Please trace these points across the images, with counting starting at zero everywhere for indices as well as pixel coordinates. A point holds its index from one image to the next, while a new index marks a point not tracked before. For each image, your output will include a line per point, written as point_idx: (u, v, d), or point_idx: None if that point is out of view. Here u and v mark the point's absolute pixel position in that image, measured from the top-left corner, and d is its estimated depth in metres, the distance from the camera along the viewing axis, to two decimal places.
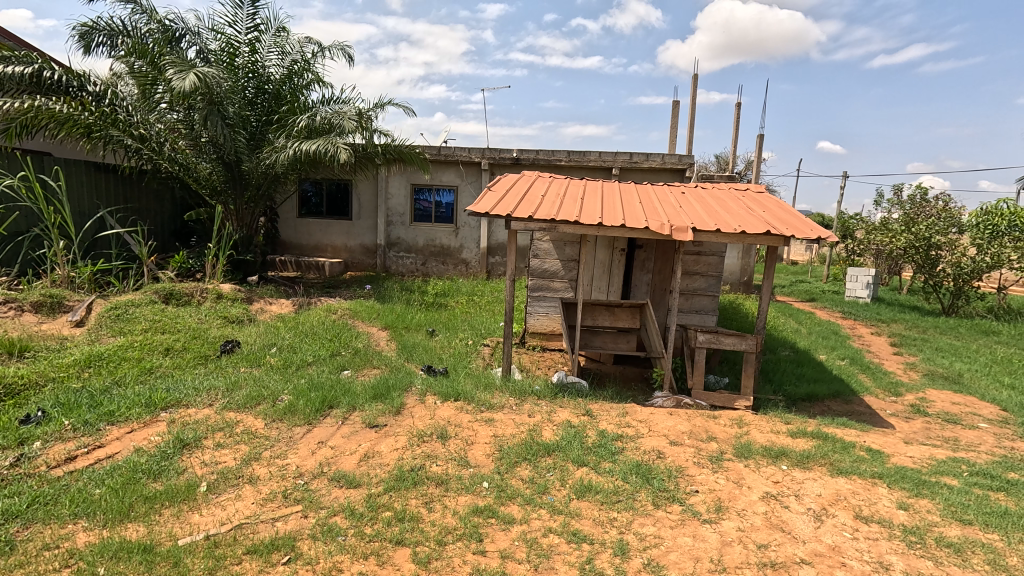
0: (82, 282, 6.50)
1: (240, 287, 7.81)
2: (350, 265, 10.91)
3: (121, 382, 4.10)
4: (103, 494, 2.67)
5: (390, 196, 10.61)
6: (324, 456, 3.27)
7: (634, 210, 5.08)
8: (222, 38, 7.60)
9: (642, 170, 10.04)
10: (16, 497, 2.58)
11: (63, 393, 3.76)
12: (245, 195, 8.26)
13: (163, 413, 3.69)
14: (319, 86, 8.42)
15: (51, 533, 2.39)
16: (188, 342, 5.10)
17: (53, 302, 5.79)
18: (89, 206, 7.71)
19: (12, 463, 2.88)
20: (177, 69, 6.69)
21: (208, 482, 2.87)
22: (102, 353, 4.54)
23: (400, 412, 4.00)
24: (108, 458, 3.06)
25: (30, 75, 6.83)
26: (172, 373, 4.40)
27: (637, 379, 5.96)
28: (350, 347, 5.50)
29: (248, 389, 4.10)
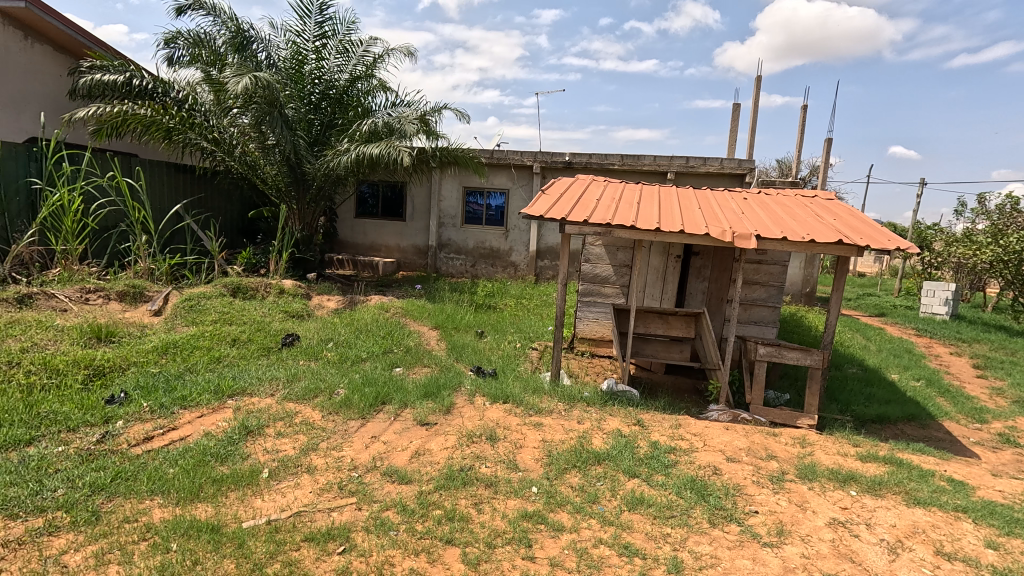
0: (160, 274, 7.00)
1: (301, 283, 8.20)
2: (402, 265, 11.18)
3: (192, 368, 4.37)
4: (175, 474, 2.82)
5: (443, 199, 10.82)
6: (378, 451, 3.35)
7: (692, 216, 4.93)
8: (293, 47, 7.93)
9: (699, 174, 9.77)
10: (102, 471, 2.76)
11: (142, 377, 4.04)
12: (308, 196, 8.66)
13: (230, 400, 3.90)
14: (382, 91, 8.72)
15: (130, 507, 2.54)
16: (253, 334, 5.38)
17: (135, 292, 6.25)
18: (168, 204, 8.32)
19: (100, 438, 3.12)
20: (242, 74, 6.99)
21: (270, 469, 2.99)
22: (177, 341, 4.85)
23: (450, 412, 4.03)
24: (181, 440, 3.26)
25: (122, 84, 7.44)
26: (237, 363, 4.64)
27: (690, 391, 5.76)
28: (402, 344, 5.63)
29: (306, 381, 4.27)
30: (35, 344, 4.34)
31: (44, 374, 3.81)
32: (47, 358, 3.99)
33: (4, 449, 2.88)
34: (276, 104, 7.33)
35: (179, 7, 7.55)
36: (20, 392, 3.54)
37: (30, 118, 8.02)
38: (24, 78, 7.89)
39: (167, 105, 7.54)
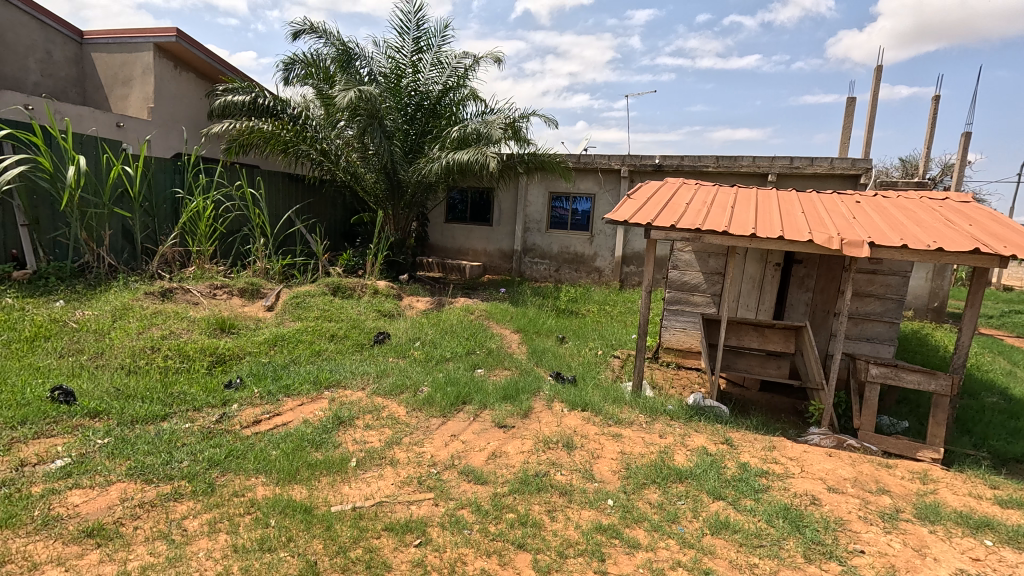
0: (274, 273, 7.75)
1: (393, 284, 8.68)
2: (488, 268, 11.44)
3: (296, 360, 4.79)
4: (277, 456, 3.07)
5: (529, 204, 10.94)
6: (456, 449, 3.45)
7: (794, 221, 4.55)
8: (393, 61, 8.45)
9: (804, 176, 9.00)
10: (219, 447, 3.07)
11: (255, 365, 4.50)
12: (402, 202, 9.17)
13: (326, 391, 4.22)
14: (472, 100, 9.03)
15: (239, 482, 2.78)
16: (349, 330, 5.78)
17: (252, 289, 6.98)
18: (282, 210, 9.21)
19: (218, 418, 3.52)
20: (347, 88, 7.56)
21: (358, 458, 3.18)
22: (285, 334, 5.35)
23: (528, 416, 4.05)
24: (284, 425, 3.57)
25: (249, 103, 8.38)
26: (334, 357, 5.01)
27: (788, 410, 5.31)
28: (484, 347, 5.76)
29: (393, 378, 4.50)
30: (172, 332, 5.00)
31: (178, 359, 4.37)
32: (181, 345, 4.57)
33: (144, 421, 3.33)
34: (375, 115, 7.84)
35: (297, 31, 8.35)
36: (159, 373, 4.09)
37: (176, 135, 9.27)
38: (173, 101, 9.15)
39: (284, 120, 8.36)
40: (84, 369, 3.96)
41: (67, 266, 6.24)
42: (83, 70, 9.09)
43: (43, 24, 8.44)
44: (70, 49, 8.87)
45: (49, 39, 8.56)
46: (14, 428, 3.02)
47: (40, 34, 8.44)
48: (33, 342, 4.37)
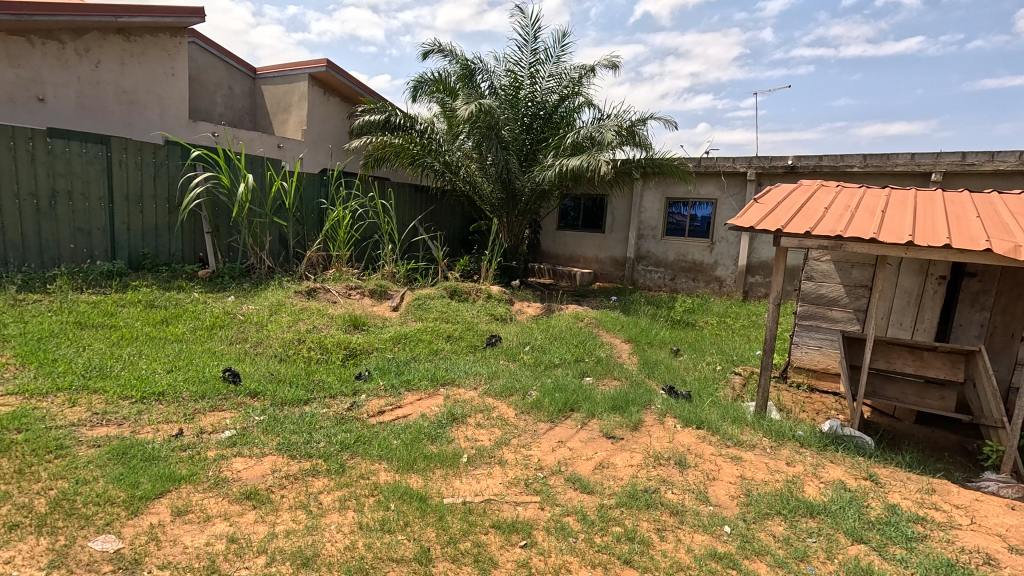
0: (399, 276, 8.41)
1: (506, 289, 8.95)
2: (599, 276, 11.30)
3: (416, 357, 5.15)
4: (397, 445, 3.30)
5: (644, 210, 10.62)
6: (563, 455, 3.45)
7: (965, 226, 3.88)
8: (511, 73, 8.76)
9: (982, 174, 7.62)
10: (350, 432, 3.39)
11: (381, 360, 4.93)
12: (516, 209, 9.45)
13: (442, 388, 4.47)
14: (587, 107, 9.03)
15: (365, 466, 3.03)
16: (464, 332, 6.08)
17: (381, 290, 7.64)
18: (408, 218, 9.97)
19: (350, 406, 3.90)
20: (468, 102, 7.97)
21: (468, 455, 3.32)
22: (407, 333, 5.78)
23: (637, 429, 3.92)
24: (405, 417, 3.86)
25: (383, 121, 9.24)
26: (450, 357, 5.29)
27: (953, 449, 4.51)
28: (594, 355, 5.70)
29: (503, 380, 4.63)
30: (314, 326, 5.66)
31: (319, 351, 4.93)
32: (321, 338, 5.15)
33: (291, 403, 3.81)
34: (493, 126, 8.17)
35: (426, 52, 9.01)
36: (303, 362, 4.66)
37: (323, 153, 10.51)
38: (322, 123, 10.38)
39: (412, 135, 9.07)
40: (247, 355, 4.64)
41: (238, 267, 7.37)
42: (254, 100, 10.68)
43: (227, 65, 10.10)
44: (246, 84, 10.50)
45: (231, 77, 10.22)
46: (197, 400, 3.64)
47: (225, 73, 10.11)
48: (211, 330, 5.22)
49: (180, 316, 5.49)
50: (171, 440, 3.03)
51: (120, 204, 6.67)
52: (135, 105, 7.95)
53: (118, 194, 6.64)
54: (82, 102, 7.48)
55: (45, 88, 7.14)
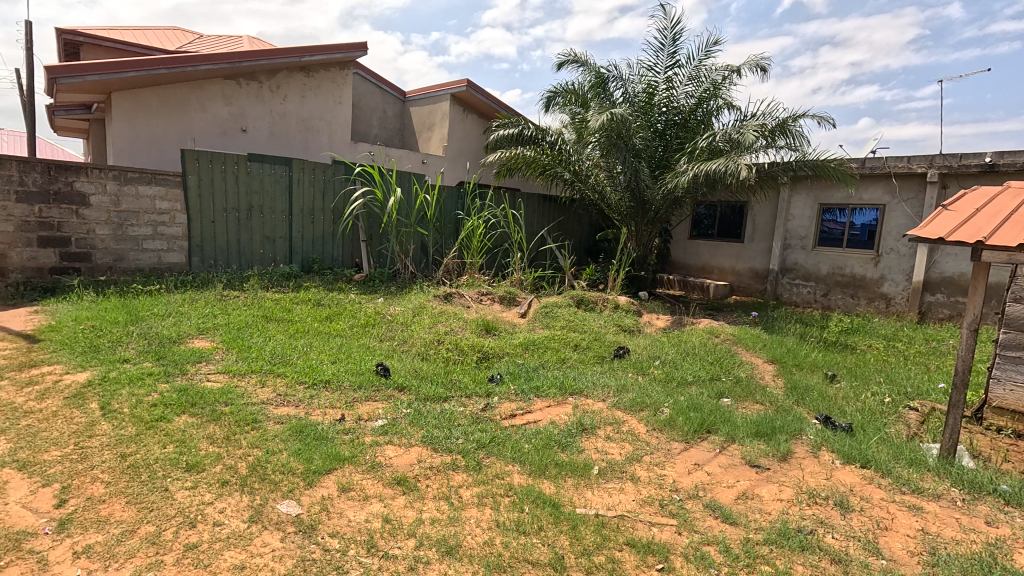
0: (527, 284, 8.62)
1: (634, 300, 8.69)
2: (736, 289, 10.48)
3: (545, 365, 5.23)
4: (529, 450, 3.37)
5: (791, 218, 9.64)
6: (701, 480, 3.24)
7: None
8: (646, 79, 8.55)
9: None
10: (484, 432, 3.55)
11: (511, 365, 5.09)
12: (646, 217, 9.20)
13: (570, 397, 4.48)
14: (728, 108, 8.47)
15: (499, 467, 3.15)
16: (591, 342, 6.04)
17: (510, 297, 7.91)
18: (536, 227, 10.22)
19: (484, 407, 4.09)
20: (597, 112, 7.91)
21: (599, 467, 3.28)
22: (536, 340, 5.90)
23: (787, 460, 3.55)
24: (535, 422, 3.94)
25: (516, 134, 9.62)
26: (578, 366, 5.29)
27: None
28: (732, 374, 5.28)
29: (634, 394, 4.50)
30: (451, 329, 6.05)
31: (456, 352, 5.25)
32: (457, 341, 5.48)
33: (432, 400, 4.10)
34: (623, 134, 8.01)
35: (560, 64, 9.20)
36: (442, 362, 5.00)
37: (461, 167, 11.22)
38: (461, 139, 11.11)
39: (543, 147, 9.29)
40: (395, 353, 5.11)
41: (385, 272, 8.16)
42: (403, 121, 11.77)
43: (382, 91, 11.28)
44: (397, 107, 11.63)
45: (385, 101, 11.39)
46: (355, 390, 4.10)
47: (380, 99, 11.31)
48: (365, 328, 5.84)
49: (340, 314, 6.23)
50: (336, 424, 3.45)
51: (297, 216, 7.80)
52: (311, 131, 9.25)
53: (296, 208, 7.77)
54: (272, 131, 8.90)
55: (247, 121, 8.63)
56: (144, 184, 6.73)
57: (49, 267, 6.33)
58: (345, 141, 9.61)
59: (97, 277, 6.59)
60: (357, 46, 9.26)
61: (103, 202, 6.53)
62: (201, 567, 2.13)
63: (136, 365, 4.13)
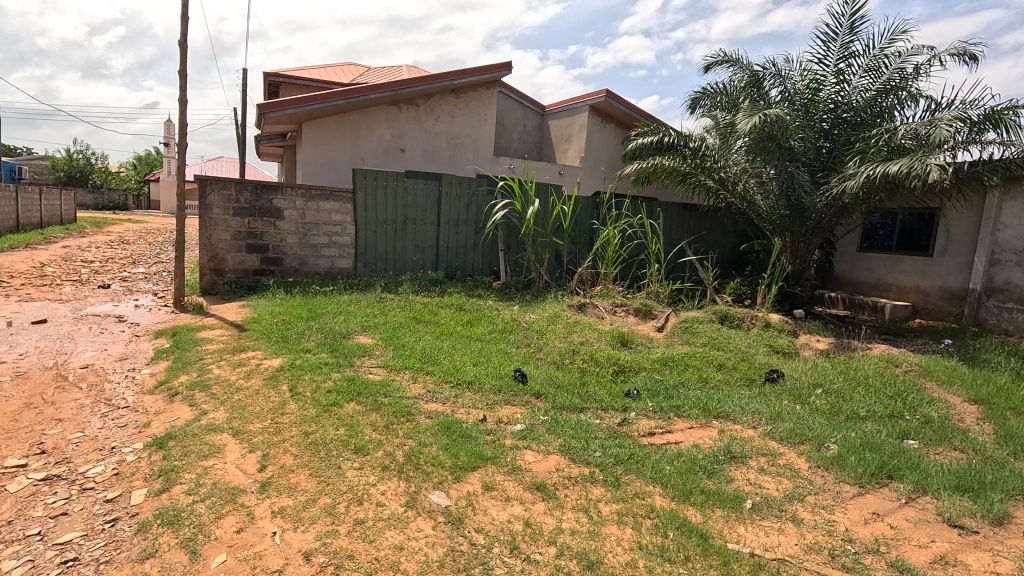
0: (664, 296, 8.24)
1: (787, 318, 7.82)
2: (921, 310, 8.87)
3: (686, 383, 4.93)
4: (671, 472, 3.19)
5: (1003, 227, 7.86)
6: (882, 533, 2.77)
7: None
8: (810, 75, 7.70)
9: None
10: (623, 448, 3.44)
11: (649, 381, 4.88)
12: (804, 227, 8.26)
13: (715, 420, 4.15)
14: (916, 102, 7.26)
15: (639, 486, 3.03)
16: (738, 363, 5.55)
17: (646, 310, 7.63)
18: (675, 238, 9.76)
19: (621, 422, 3.97)
20: (747, 113, 7.29)
21: (753, 501, 2.97)
22: (675, 356, 5.60)
23: (1003, 525, 2.87)
24: (676, 443, 3.72)
25: (657, 142, 9.31)
26: (723, 387, 4.90)
27: None
28: (919, 412, 4.46)
29: (791, 424, 4.01)
30: (586, 339, 6.01)
31: (591, 363, 5.19)
32: (592, 352, 5.42)
33: (569, 410, 4.10)
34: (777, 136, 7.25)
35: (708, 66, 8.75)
36: (577, 373, 4.98)
37: (597, 177, 11.17)
38: (598, 149, 11.07)
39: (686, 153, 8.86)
40: (531, 359, 5.23)
41: (521, 280, 8.42)
42: (542, 134, 12.08)
43: (523, 106, 11.72)
44: (536, 121, 11.98)
45: (525, 116, 11.82)
46: (495, 393, 4.26)
47: (521, 114, 11.75)
48: (503, 334, 6.07)
49: (480, 320, 6.55)
50: (479, 424, 3.62)
51: (444, 227, 8.41)
52: (458, 147, 9.95)
53: (443, 219, 8.39)
54: (426, 149, 9.75)
55: (405, 141, 9.57)
56: (323, 200, 7.81)
57: (253, 269, 7.65)
58: (488, 155, 10.17)
59: (286, 279, 7.79)
60: (502, 66, 9.75)
61: (293, 215, 7.71)
62: (367, 542, 2.38)
63: (315, 356, 4.79)
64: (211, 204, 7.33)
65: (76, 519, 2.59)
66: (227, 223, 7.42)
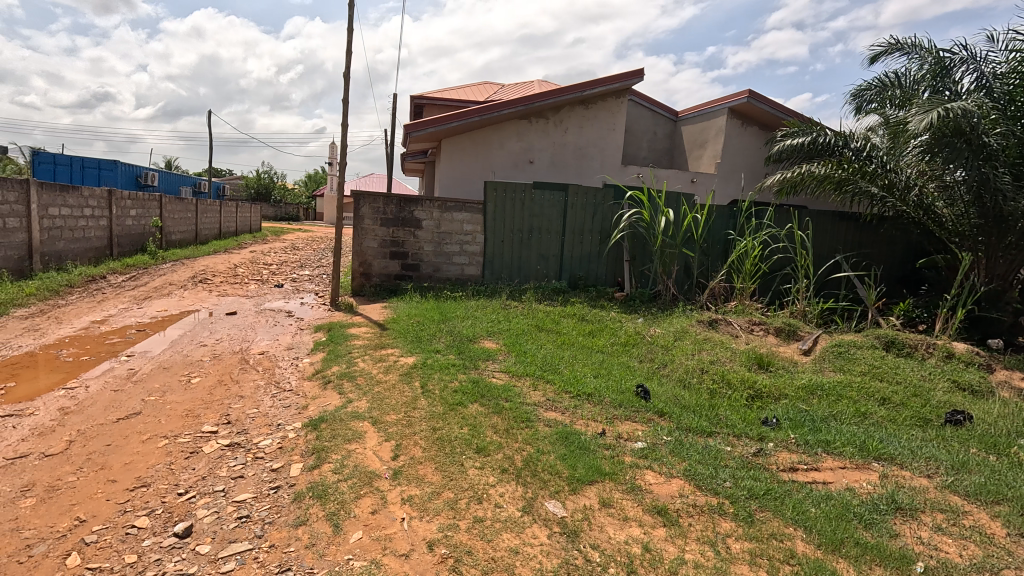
0: (812, 316, 7.34)
1: (978, 349, 6.48)
2: None
3: (839, 416, 4.32)
4: (817, 515, 2.81)
5: None
6: None
7: None
8: (1015, 57, 6.35)
9: None
10: (758, 481, 3.11)
11: (792, 410, 4.36)
12: (1006, 241, 6.82)
13: (876, 463, 3.58)
14: None
15: (777, 526, 2.72)
16: (908, 399, 4.72)
17: (789, 330, 6.86)
18: (827, 251, 8.68)
19: (756, 452, 3.60)
20: (922, 108, 6.30)
21: (925, 564, 2.49)
22: (825, 385, 4.94)
23: None
24: (824, 483, 3.27)
25: (808, 144, 8.39)
26: (887, 425, 4.20)
27: None
28: None
29: (982, 478, 3.30)
30: (717, 358, 5.58)
31: (723, 385, 4.80)
32: (725, 372, 5.01)
33: (695, 432, 3.83)
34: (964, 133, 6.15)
35: (874, 56, 7.71)
36: (707, 394, 4.63)
37: (735, 184, 10.38)
38: (736, 154, 10.31)
39: (844, 156, 7.86)
40: (655, 375, 5.00)
41: (647, 292, 8.12)
42: (673, 141, 11.59)
43: (654, 113, 11.37)
44: (668, 128, 11.52)
45: (656, 123, 11.44)
46: (615, 407, 4.15)
47: (651, 121, 11.41)
48: (626, 347, 5.89)
49: (603, 331, 6.44)
50: (598, 437, 3.55)
51: (569, 237, 8.45)
52: (586, 157, 9.96)
53: (569, 229, 8.43)
54: (553, 161, 9.91)
55: (533, 153, 9.83)
56: (457, 211, 8.32)
57: (394, 274, 8.42)
58: (616, 165, 10.02)
59: (422, 284, 8.44)
60: (633, 73, 9.57)
61: (430, 226, 8.33)
62: (485, 541, 2.45)
63: (444, 356, 5.11)
64: (363, 215, 8.21)
65: (250, 482, 3.06)
66: (375, 233, 8.26)
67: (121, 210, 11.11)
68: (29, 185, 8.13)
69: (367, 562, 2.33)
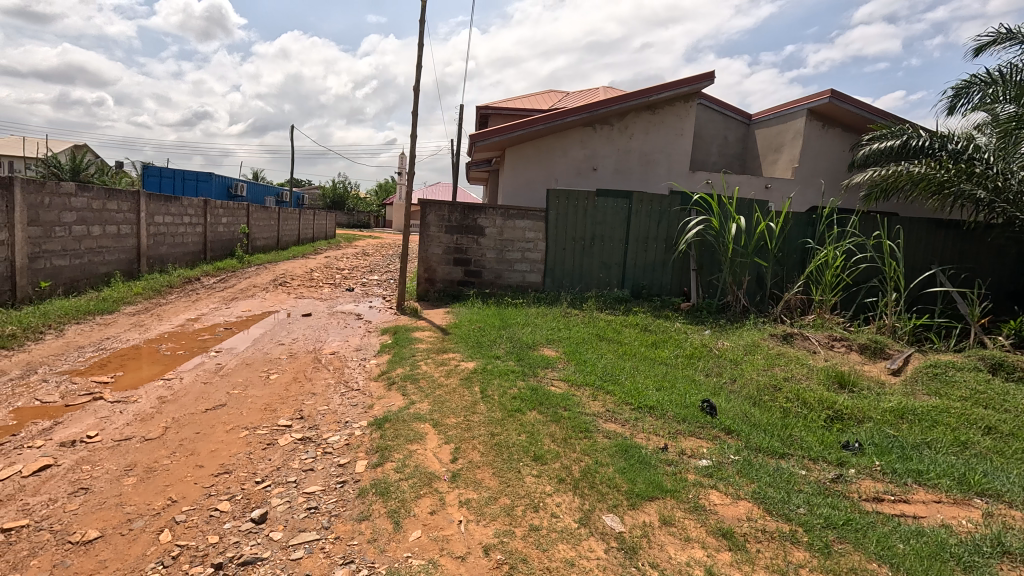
0: (903, 333, 6.72)
1: None
2: None
3: (933, 445, 3.91)
4: (906, 552, 2.55)
5: None
6: None
7: None
8: None
9: None
10: (836, 510, 2.88)
11: (878, 434, 4.01)
12: None
13: (978, 499, 3.20)
14: None
15: (858, 561, 2.49)
16: (1020, 429, 4.19)
17: (876, 347, 6.32)
18: (921, 262, 7.94)
19: (835, 478, 3.34)
20: None
21: None
22: (917, 409, 4.50)
23: None
24: (915, 518, 2.97)
25: (899, 146, 7.80)
26: (992, 458, 3.74)
27: None
28: None
29: None
30: (792, 375, 5.23)
31: (798, 404, 4.49)
32: (800, 391, 4.68)
33: (765, 453, 3.62)
34: None
35: (980, 47, 6.99)
36: (779, 413, 4.35)
37: (814, 190, 9.76)
38: (816, 158, 9.69)
39: (943, 159, 7.16)
40: (722, 391, 4.76)
41: (715, 303, 7.79)
42: (746, 145, 11.09)
43: (725, 117, 10.92)
44: (740, 131, 11.04)
45: (727, 127, 10.99)
46: (679, 422, 3.99)
47: (722, 125, 10.97)
48: (691, 359, 5.67)
49: (667, 342, 6.24)
50: (659, 452, 3.43)
51: (633, 244, 8.28)
52: (652, 164, 9.74)
53: (633, 237, 8.26)
54: (618, 167, 9.77)
55: (597, 160, 9.74)
56: (520, 219, 8.39)
57: (458, 280, 8.61)
58: (684, 170, 9.73)
59: (485, 290, 8.56)
60: (703, 76, 9.28)
61: (492, 233, 8.45)
62: (540, 550, 2.43)
63: (504, 363, 5.15)
64: (429, 223, 8.47)
65: (319, 475, 3.22)
66: (439, 240, 8.48)
67: (214, 218, 12.16)
68: (138, 197, 9.11)
69: (425, 561, 2.38)
